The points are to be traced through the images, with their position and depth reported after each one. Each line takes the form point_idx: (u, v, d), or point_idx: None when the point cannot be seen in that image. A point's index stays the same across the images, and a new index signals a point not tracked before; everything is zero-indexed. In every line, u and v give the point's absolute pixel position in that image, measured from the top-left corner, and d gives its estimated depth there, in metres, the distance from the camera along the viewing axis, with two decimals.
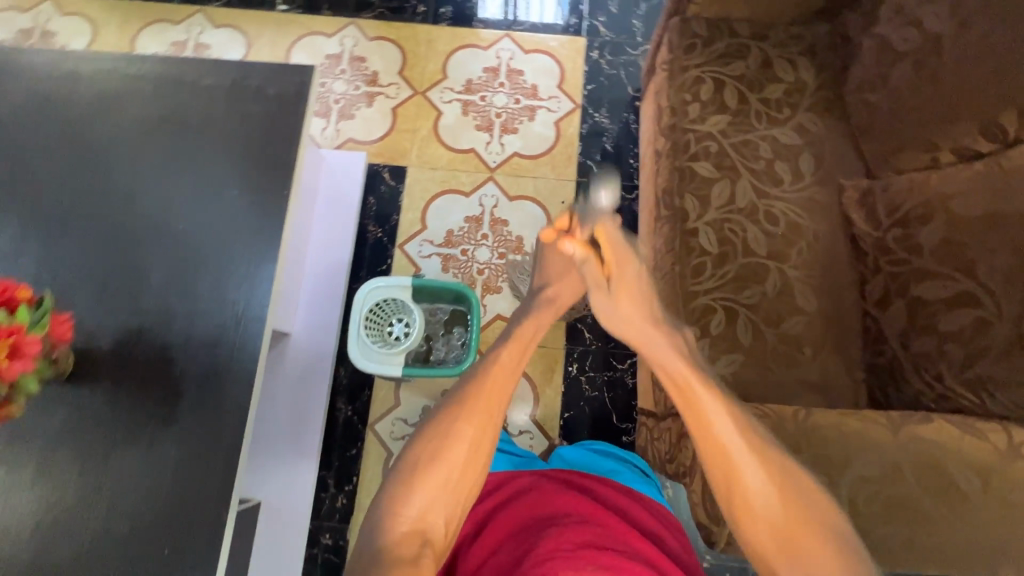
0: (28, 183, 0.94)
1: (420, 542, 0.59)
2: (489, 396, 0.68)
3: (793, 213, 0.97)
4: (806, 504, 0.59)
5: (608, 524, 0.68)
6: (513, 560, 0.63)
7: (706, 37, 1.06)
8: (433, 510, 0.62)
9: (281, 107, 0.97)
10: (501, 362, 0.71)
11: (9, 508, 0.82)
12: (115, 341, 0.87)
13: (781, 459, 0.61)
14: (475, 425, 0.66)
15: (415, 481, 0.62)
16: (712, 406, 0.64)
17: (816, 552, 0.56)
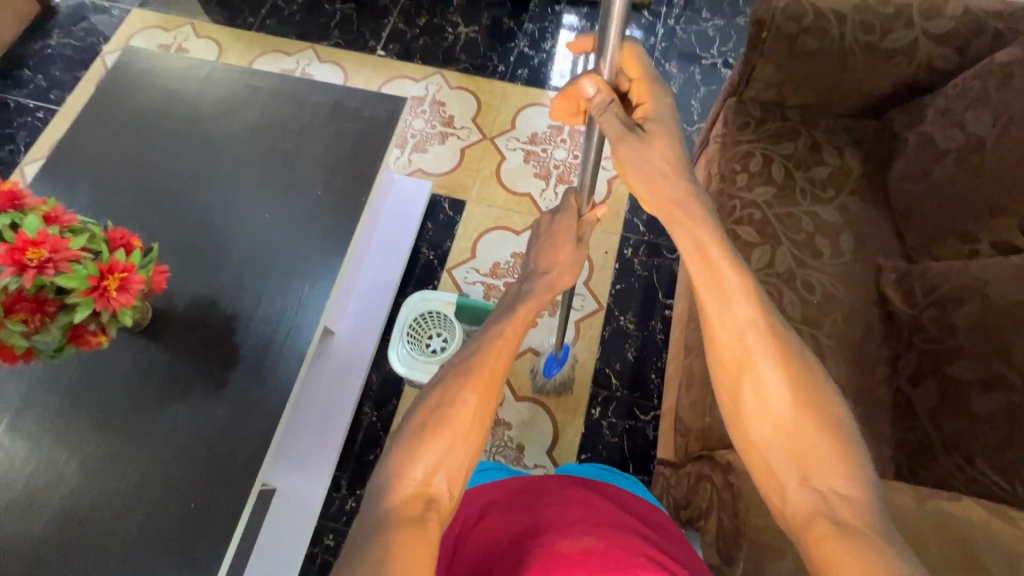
0: (147, 160, 1.08)
1: (424, 509, 0.50)
2: (491, 368, 0.58)
3: (830, 284, 1.00)
4: (821, 408, 0.53)
5: (604, 505, 0.64)
6: (505, 534, 0.60)
7: (759, 118, 1.16)
8: (437, 473, 0.52)
9: (373, 127, 1.10)
10: (508, 332, 0.62)
11: (48, 440, 0.86)
12: (186, 303, 0.95)
13: (805, 362, 0.56)
14: (480, 395, 0.56)
15: (418, 442, 0.53)
16: (734, 284, 0.58)
17: (821, 459, 0.52)
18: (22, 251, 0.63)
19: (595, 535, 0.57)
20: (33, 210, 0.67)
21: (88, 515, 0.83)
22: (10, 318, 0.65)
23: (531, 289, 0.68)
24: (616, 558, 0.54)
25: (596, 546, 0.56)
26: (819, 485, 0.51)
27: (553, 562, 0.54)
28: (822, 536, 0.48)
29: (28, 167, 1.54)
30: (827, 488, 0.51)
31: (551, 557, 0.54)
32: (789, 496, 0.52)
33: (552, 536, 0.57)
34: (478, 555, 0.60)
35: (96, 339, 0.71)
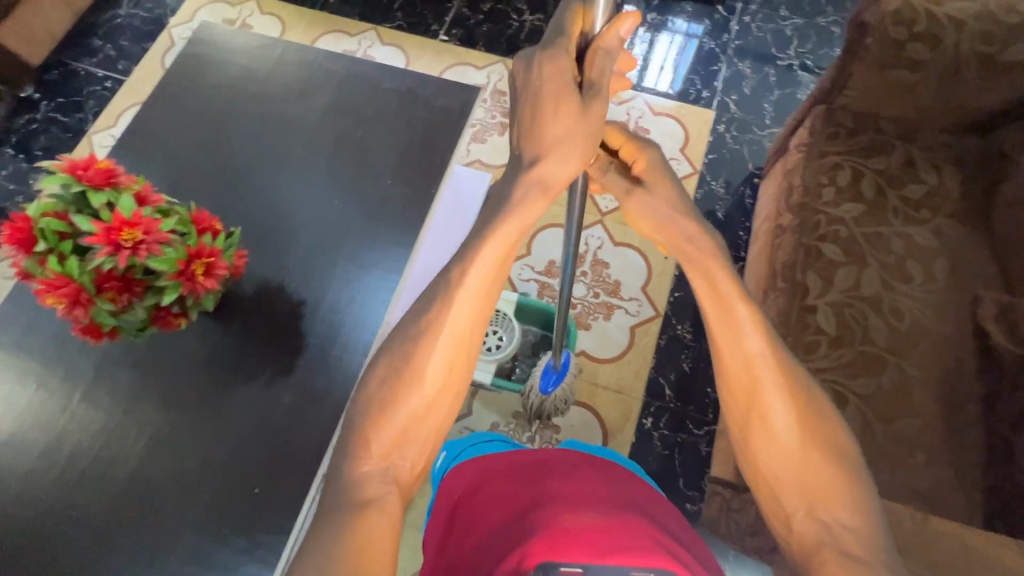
0: (219, 139, 1.07)
1: (386, 483, 0.46)
2: (456, 333, 0.50)
3: (921, 312, 0.94)
4: (828, 444, 0.50)
5: (608, 483, 0.55)
6: (500, 506, 0.54)
7: (850, 128, 1.09)
8: (400, 448, 0.48)
9: (446, 117, 1.08)
10: (480, 275, 0.51)
11: (118, 412, 0.87)
12: (254, 286, 0.95)
13: (816, 397, 0.51)
14: (444, 359, 0.50)
15: (374, 415, 0.48)
16: (746, 308, 0.52)
17: (830, 495, 0.49)
18: (117, 231, 0.63)
19: (598, 509, 0.50)
20: (126, 189, 0.67)
21: (156, 491, 0.84)
22: (100, 297, 0.65)
23: (504, 193, 0.52)
24: (619, 537, 0.47)
25: (602, 522, 0.48)
26: (825, 517, 0.48)
27: (551, 537, 0.46)
28: (832, 569, 0.46)
29: (95, 136, 1.56)
30: (833, 522, 0.48)
31: (547, 530, 0.47)
32: (794, 525, 0.50)
33: (552, 508, 0.50)
34: (471, 532, 0.53)
35: (177, 321, 0.71)
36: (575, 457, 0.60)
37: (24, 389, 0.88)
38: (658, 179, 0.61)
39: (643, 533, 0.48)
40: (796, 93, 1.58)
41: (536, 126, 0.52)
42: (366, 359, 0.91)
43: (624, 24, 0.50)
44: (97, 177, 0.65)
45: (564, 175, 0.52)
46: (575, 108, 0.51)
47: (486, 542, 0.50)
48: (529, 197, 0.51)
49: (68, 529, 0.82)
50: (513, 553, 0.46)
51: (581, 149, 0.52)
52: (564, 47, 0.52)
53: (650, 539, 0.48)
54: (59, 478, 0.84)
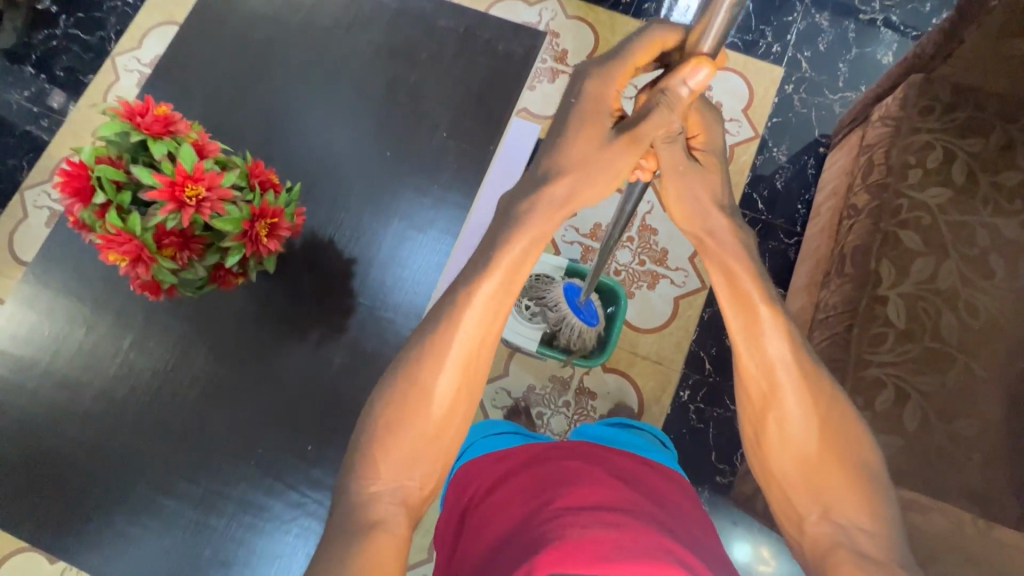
0: (261, 75, 0.99)
1: (394, 504, 0.50)
2: (466, 355, 0.52)
3: (998, 311, 0.90)
4: (845, 449, 0.51)
5: (617, 486, 0.63)
6: (517, 512, 0.61)
7: (947, 102, 0.99)
8: (410, 467, 0.51)
9: (505, 64, 0.99)
10: (472, 300, 0.52)
11: (168, 361, 0.87)
12: (302, 240, 0.92)
13: (837, 410, 0.52)
14: (452, 383, 0.52)
15: (385, 438, 0.51)
16: (768, 312, 0.53)
17: (844, 497, 0.50)
18: (180, 186, 0.59)
19: (608, 522, 0.55)
20: (185, 138, 0.62)
21: (208, 441, 0.84)
22: (161, 254, 0.62)
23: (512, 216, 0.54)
24: (628, 547, 0.52)
25: (607, 534, 0.54)
26: (840, 521, 0.50)
27: (562, 550, 0.52)
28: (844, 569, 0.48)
29: (119, 59, 1.46)
30: (847, 526, 0.49)
31: (561, 542, 0.53)
32: (807, 527, 0.51)
33: (564, 519, 0.56)
34: (489, 534, 0.61)
35: (237, 280, 0.69)
36: (589, 457, 0.69)
37: (76, 331, 0.87)
38: (705, 183, 0.58)
39: (652, 544, 0.54)
40: (875, 53, 1.44)
41: (567, 141, 0.56)
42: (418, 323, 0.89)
43: (696, 76, 0.52)
44: (154, 124, 0.60)
45: (580, 193, 0.55)
46: (604, 139, 0.56)
47: (505, 547, 0.57)
48: (554, 217, 0.55)
49: (122, 472, 0.83)
50: (523, 566, 0.51)
51: (605, 178, 0.56)
52: (619, 75, 0.56)
53: (656, 549, 0.53)
54: (111, 422, 0.84)
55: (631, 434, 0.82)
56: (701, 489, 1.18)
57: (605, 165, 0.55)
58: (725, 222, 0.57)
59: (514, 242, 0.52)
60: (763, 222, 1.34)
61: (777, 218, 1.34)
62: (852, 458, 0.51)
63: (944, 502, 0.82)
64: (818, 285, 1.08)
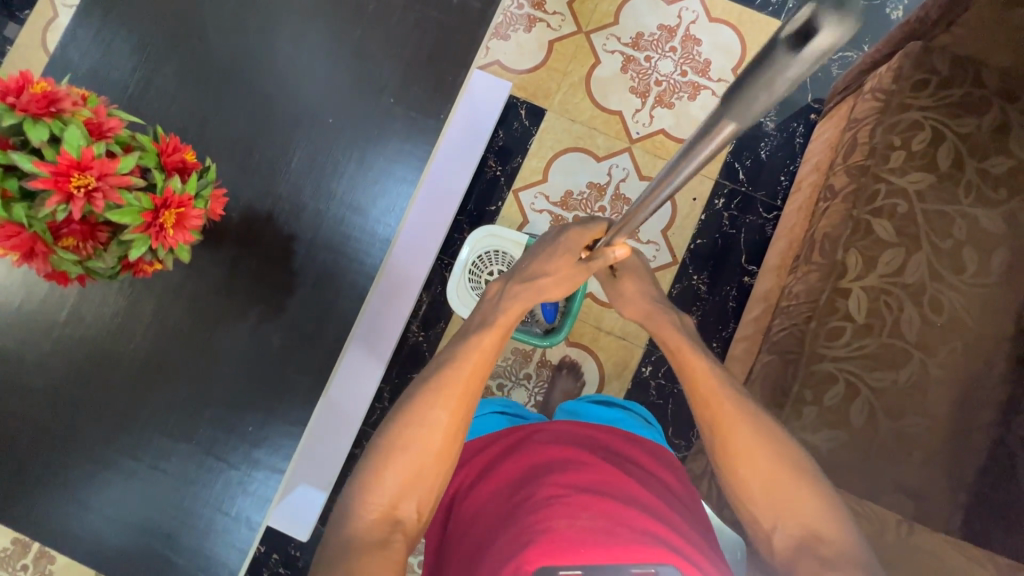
0: (188, 23, 0.89)
1: (392, 528, 0.59)
2: (464, 383, 0.66)
3: (963, 307, 0.87)
4: (793, 464, 0.63)
5: (606, 467, 0.64)
6: (501, 505, 0.61)
7: (944, 76, 0.91)
8: (406, 497, 0.61)
9: (460, 20, 0.90)
10: (482, 346, 0.69)
11: (102, 336, 0.84)
12: (239, 214, 0.86)
13: (772, 423, 0.67)
14: (452, 412, 0.65)
15: (388, 463, 0.62)
16: (701, 362, 0.73)
17: (800, 502, 0.61)
18: (66, 175, 0.54)
19: (594, 510, 0.56)
20: (72, 118, 0.56)
21: (148, 420, 0.83)
22: (59, 245, 0.58)
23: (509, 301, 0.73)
24: (614, 535, 0.54)
25: (592, 524, 0.55)
26: (801, 513, 0.61)
27: (552, 542, 0.53)
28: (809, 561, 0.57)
29: None
30: (810, 529, 0.60)
31: (550, 536, 0.53)
32: (776, 535, 0.62)
33: (550, 510, 0.56)
34: (478, 528, 0.61)
35: (151, 268, 0.64)
36: (580, 441, 0.69)
37: (4, 305, 0.84)
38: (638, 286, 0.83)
39: (637, 531, 0.55)
40: (884, 6, 1.31)
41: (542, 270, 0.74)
42: (361, 306, 0.86)
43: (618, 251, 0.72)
44: (33, 104, 0.54)
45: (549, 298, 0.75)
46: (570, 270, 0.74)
47: (492, 543, 0.57)
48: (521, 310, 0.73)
49: (64, 448, 0.83)
50: (515, 561, 0.52)
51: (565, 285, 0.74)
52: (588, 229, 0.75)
53: (639, 536, 0.55)
54: (49, 398, 0.83)
55: (620, 413, 0.80)
56: None
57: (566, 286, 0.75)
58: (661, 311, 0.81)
59: (502, 313, 0.72)
60: (742, 195, 1.28)
61: (757, 190, 1.28)
62: (793, 458, 0.64)
63: (879, 498, 0.82)
64: (787, 269, 1.04)
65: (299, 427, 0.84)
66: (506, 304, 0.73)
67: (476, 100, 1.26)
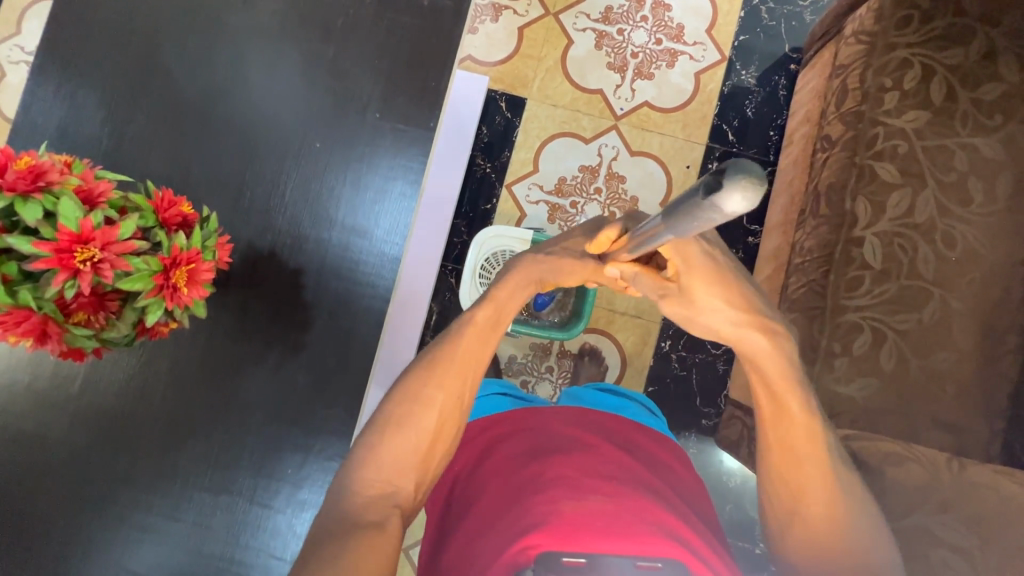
0: (152, 64, 0.85)
1: (388, 506, 0.55)
2: (463, 363, 0.63)
3: (974, 238, 0.87)
4: (859, 517, 0.59)
5: (614, 452, 0.62)
6: (504, 485, 0.58)
7: (926, 10, 0.90)
8: (404, 471, 0.58)
9: (433, 22, 0.87)
10: (476, 323, 0.65)
11: (121, 401, 0.82)
12: (241, 255, 0.84)
13: (850, 493, 0.60)
14: (447, 387, 0.62)
15: (382, 440, 0.58)
16: (803, 417, 0.62)
17: (852, 548, 0.57)
18: (69, 251, 0.52)
19: (603, 493, 0.55)
20: (63, 189, 0.54)
21: (183, 478, 0.81)
22: (71, 322, 0.56)
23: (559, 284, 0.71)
24: (624, 522, 0.52)
25: (601, 506, 0.54)
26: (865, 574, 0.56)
27: (556, 527, 0.51)
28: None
29: None
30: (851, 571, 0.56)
31: (554, 519, 0.52)
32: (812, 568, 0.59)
33: (556, 492, 0.55)
34: (475, 508, 0.58)
35: (167, 329, 0.62)
36: (590, 425, 0.66)
37: (16, 384, 0.81)
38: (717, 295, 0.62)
39: (648, 519, 0.53)
40: None
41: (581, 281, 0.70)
42: (382, 329, 0.85)
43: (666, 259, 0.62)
44: (20, 181, 0.52)
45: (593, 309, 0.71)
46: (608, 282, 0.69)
47: (487, 527, 0.55)
48: (521, 284, 0.69)
49: (104, 520, 0.81)
50: (517, 543, 0.51)
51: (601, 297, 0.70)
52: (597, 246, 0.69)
53: (650, 523, 0.53)
54: (79, 473, 0.81)
55: (624, 401, 0.76)
56: (687, 433, 1.20)
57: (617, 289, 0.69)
58: (761, 325, 0.62)
59: (501, 286, 0.68)
60: (734, 155, 1.27)
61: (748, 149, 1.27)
62: (863, 532, 0.58)
63: (919, 438, 0.83)
64: (793, 225, 1.04)
65: (339, 460, 0.83)
66: (502, 281, 0.68)
67: (457, 100, 1.23)
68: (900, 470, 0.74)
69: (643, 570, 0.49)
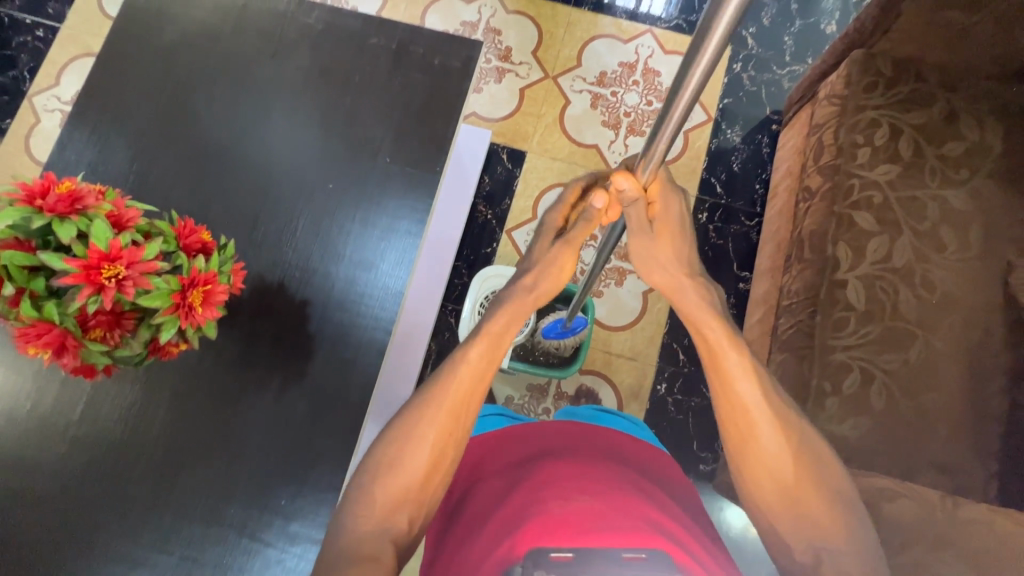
0: (182, 111, 0.93)
1: (384, 540, 0.53)
2: (456, 399, 0.58)
3: (950, 282, 0.92)
4: (817, 468, 0.55)
5: (603, 456, 0.61)
6: (495, 490, 0.59)
7: (889, 77, 0.99)
8: (400, 508, 0.55)
9: (441, 79, 0.96)
10: (471, 360, 0.60)
11: (120, 428, 0.83)
12: (252, 287, 0.87)
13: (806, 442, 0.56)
14: (440, 426, 0.57)
15: (375, 480, 0.55)
16: (738, 364, 0.58)
17: (816, 499, 0.54)
18: (96, 268, 0.56)
19: (591, 493, 0.56)
20: (96, 212, 0.58)
21: (175, 509, 0.81)
22: (88, 337, 0.58)
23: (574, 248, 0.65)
24: (611, 520, 0.53)
25: (589, 506, 0.55)
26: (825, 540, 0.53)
27: (541, 525, 0.53)
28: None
29: (36, 99, 1.37)
30: (825, 548, 0.52)
31: (540, 517, 0.54)
32: (795, 556, 0.54)
33: (544, 493, 0.56)
34: (467, 513, 0.58)
35: (178, 350, 0.65)
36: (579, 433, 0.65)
37: (17, 410, 0.82)
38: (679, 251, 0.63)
39: (637, 515, 0.54)
40: (818, 23, 1.43)
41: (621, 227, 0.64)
42: (381, 360, 0.87)
43: (599, 199, 0.60)
44: (59, 204, 0.56)
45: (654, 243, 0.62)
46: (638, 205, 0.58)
47: (479, 530, 0.55)
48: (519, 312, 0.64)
49: (89, 552, 0.79)
50: (505, 542, 0.53)
51: (554, 271, 0.65)
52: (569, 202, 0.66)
53: (639, 520, 0.54)
54: (69, 503, 0.80)
55: (612, 416, 0.77)
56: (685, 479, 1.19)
57: (669, 196, 0.62)
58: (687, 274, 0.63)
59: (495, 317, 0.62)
60: (723, 207, 1.34)
61: (736, 202, 1.34)
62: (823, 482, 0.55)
63: (915, 477, 0.83)
64: (780, 271, 1.09)
65: (333, 493, 0.82)
66: (499, 308, 0.64)
67: (461, 150, 1.32)
68: (895, 507, 0.74)
69: (628, 561, 0.51)
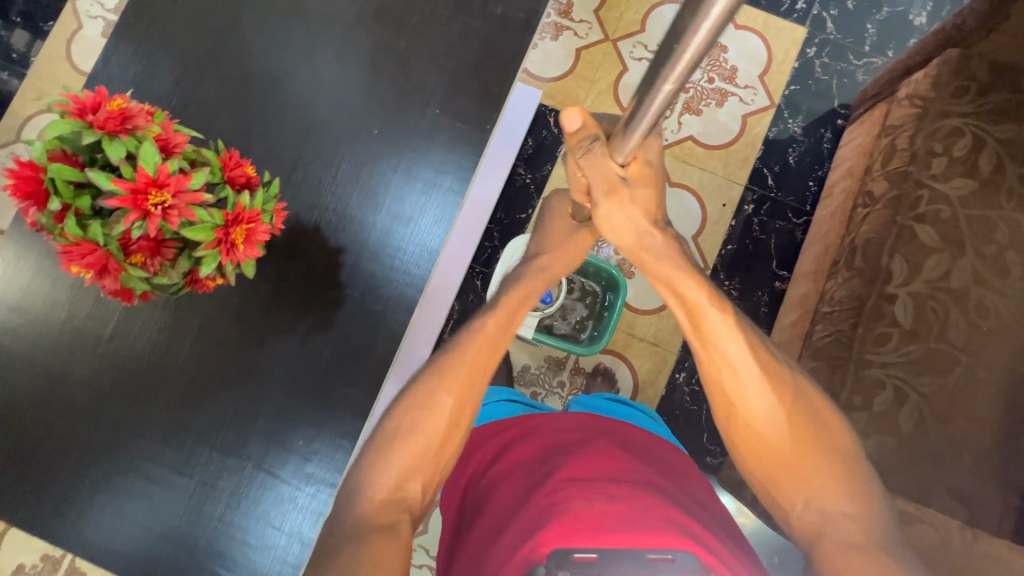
0: (229, 34, 0.89)
1: (398, 510, 0.54)
2: (471, 366, 0.61)
3: (1007, 310, 0.87)
4: (815, 434, 0.59)
5: (624, 456, 0.61)
6: (518, 490, 0.58)
7: (983, 83, 0.92)
8: (412, 476, 0.57)
9: (501, 29, 0.90)
10: (488, 332, 0.63)
11: (150, 349, 0.84)
12: (287, 227, 0.86)
13: (799, 402, 0.60)
14: (457, 394, 0.60)
15: (389, 449, 0.57)
16: (718, 330, 0.60)
17: (816, 470, 0.57)
18: (144, 194, 0.55)
19: (613, 494, 0.55)
20: (146, 134, 0.57)
21: (197, 435, 0.82)
22: (129, 262, 0.58)
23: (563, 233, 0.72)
24: (634, 520, 0.52)
25: (613, 508, 0.53)
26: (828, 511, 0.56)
27: (566, 525, 0.51)
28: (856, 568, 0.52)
29: (79, 3, 1.32)
30: (831, 513, 0.56)
31: (564, 517, 0.52)
32: (796, 518, 0.58)
33: (568, 491, 0.55)
34: (491, 507, 0.59)
35: (214, 284, 0.65)
36: (600, 434, 0.65)
37: (51, 321, 0.83)
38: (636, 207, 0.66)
39: (660, 517, 0.53)
40: (907, 12, 1.32)
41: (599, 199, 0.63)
42: (410, 317, 0.86)
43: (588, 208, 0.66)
44: (110, 121, 0.55)
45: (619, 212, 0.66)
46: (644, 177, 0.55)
47: (503, 529, 0.55)
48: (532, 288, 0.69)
49: (112, 465, 0.82)
50: (529, 542, 0.51)
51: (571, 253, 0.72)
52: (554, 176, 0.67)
53: (661, 521, 0.52)
54: (96, 415, 0.82)
55: (630, 411, 0.77)
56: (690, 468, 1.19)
57: None
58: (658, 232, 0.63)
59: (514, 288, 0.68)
60: (771, 200, 1.28)
61: (785, 196, 1.28)
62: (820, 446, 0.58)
63: (930, 502, 0.82)
64: (824, 276, 1.05)
65: (350, 439, 0.83)
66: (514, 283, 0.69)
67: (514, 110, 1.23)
68: None
69: (654, 562, 0.48)
